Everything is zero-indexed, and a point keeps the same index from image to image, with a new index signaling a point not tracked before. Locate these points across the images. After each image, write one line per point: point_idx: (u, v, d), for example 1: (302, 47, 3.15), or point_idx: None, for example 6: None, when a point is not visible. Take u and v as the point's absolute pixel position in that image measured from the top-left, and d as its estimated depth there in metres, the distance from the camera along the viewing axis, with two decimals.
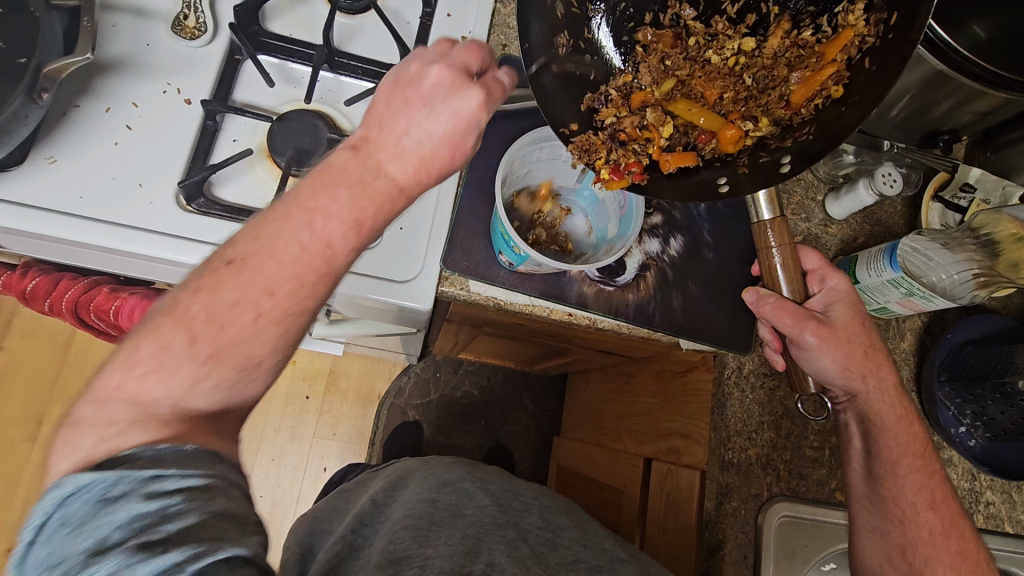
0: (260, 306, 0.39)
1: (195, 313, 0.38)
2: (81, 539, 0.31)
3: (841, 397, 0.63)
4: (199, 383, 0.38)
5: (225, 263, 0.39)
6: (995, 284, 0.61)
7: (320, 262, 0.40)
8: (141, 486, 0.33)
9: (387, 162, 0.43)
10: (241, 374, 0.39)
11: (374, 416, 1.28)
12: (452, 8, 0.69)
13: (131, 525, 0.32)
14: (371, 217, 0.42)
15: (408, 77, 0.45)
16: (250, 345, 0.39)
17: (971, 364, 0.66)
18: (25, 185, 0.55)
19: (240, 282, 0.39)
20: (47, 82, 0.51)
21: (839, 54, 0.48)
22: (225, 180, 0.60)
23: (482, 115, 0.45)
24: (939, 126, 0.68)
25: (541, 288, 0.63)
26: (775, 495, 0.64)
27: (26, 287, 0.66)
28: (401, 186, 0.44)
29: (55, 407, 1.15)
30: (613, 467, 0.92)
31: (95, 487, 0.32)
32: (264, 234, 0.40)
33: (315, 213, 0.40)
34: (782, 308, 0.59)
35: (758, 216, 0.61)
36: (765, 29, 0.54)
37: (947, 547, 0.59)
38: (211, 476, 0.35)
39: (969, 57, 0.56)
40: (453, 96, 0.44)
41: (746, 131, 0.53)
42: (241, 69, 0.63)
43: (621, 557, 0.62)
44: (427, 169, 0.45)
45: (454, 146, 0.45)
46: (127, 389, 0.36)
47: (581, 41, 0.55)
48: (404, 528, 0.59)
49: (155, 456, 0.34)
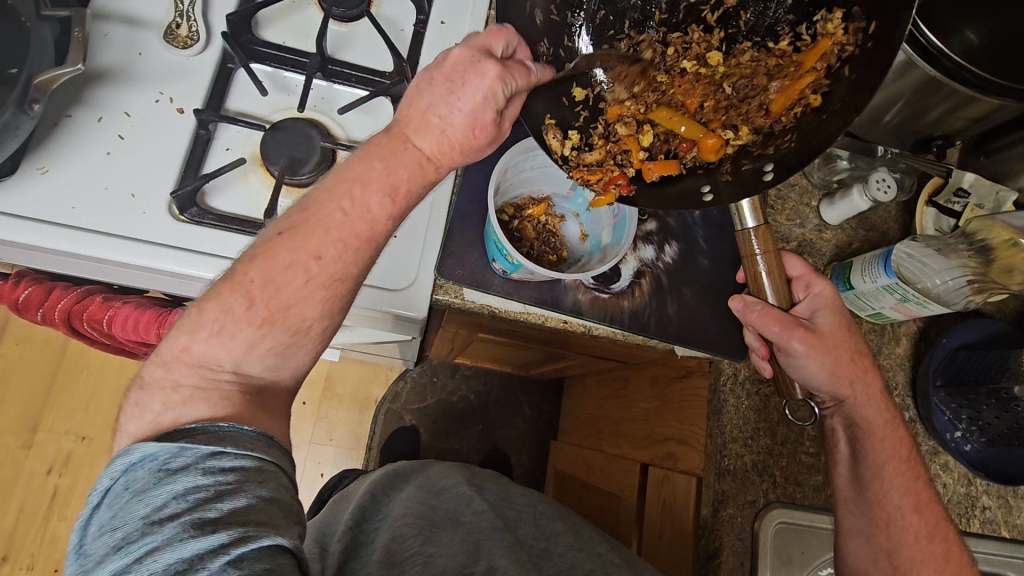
0: (309, 269, 0.43)
1: (252, 278, 0.42)
2: (143, 504, 0.34)
3: (829, 404, 0.62)
4: (255, 346, 0.42)
5: (277, 234, 0.43)
6: (990, 290, 0.62)
7: (363, 225, 0.45)
8: (200, 460, 0.36)
9: (414, 133, 0.47)
10: (292, 338, 0.44)
11: (371, 420, 1.27)
12: (446, 16, 0.69)
13: (186, 496, 0.34)
14: (405, 182, 0.46)
15: (434, 58, 0.47)
16: (302, 307, 0.43)
17: (966, 369, 0.67)
18: (17, 194, 0.54)
19: (292, 248, 0.43)
20: (37, 93, 0.51)
21: (818, 63, 0.48)
22: (217, 189, 0.60)
23: (498, 88, 0.45)
24: (933, 132, 0.69)
25: (535, 295, 0.63)
26: (772, 501, 0.64)
27: (19, 297, 0.64)
28: (430, 156, 0.47)
29: (50, 414, 1.15)
30: (610, 471, 0.91)
31: (160, 457, 0.36)
32: (310, 205, 0.44)
33: (354, 184, 0.45)
34: (769, 316, 0.59)
35: (741, 224, 0.59)
36: (746, 38, 0.55)
37: (932, 551, 0.59)
38: (261, 460, 0.38)
39: (961, 62, 0.56)
40: (469, 73, 0.45)
41: (728, 139, 0.52)
42: (234, 78, 0.63)
43: (616, 561, 0.62)
44: (451, 141, 0.47)
45: (474, 122, 0.46)
46: (194, 350, 0.41)
47: (561, 50, 0.55)
48: (406, 526, 0.59)
49: (216, 434, 0.38)
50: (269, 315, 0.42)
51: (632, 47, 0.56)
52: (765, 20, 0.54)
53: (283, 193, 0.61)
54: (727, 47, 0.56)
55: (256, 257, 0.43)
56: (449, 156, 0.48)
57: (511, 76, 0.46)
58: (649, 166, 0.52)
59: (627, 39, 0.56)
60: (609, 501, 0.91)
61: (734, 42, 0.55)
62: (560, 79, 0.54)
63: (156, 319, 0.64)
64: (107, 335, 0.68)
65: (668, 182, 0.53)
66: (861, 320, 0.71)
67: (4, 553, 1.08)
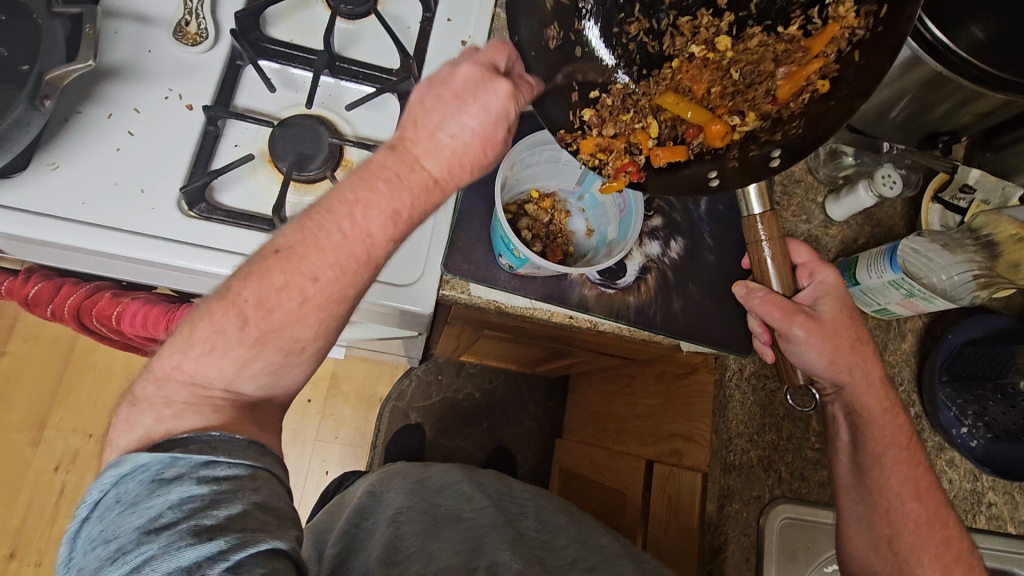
0: (304, 291, 0.43)
1: (246, 297, 0.42)
2: (137, 515, 0.34)
3: (830, 390, 0.63)
4: (248, 363, 0.43)
5: (273, 251, 0.43)
6: (995, 285, 0.62)
7: (361, 249, 0.44)
8: (193, 470, 0.36)
9: (423, 153, 0.47)
10: (285, 358, 0.44)
11: (376, 419, 1.28)
12: (452, 13, 0.70)
13: (181, 505, 0.35)
14: (409, 206, 0.46)
15: (441, 79, 0.48)
16: (294, 327, 0.43)
17: (974, 365, 0.66)
18: (28, 190, 0.55)
19: (289, 269, 0.42)
20: (48, 89, 0.51)
21: (827, 49, 0.48)
22: (226, 185, 0.60)
23: (510, 106, 0.48)
24: (939, 127, 0.68)
25: (542, 290, 0.63)
26: (777, 496, 0.64)
27: (28, 293, 0.65)
28: (436, 177, 0.47)
29: (56, 412, 1.15)
30: (615, 469, 0.92)
31: (153, 468, 0.36)
32: (310, 223, 0.44)
33: (358, 205, 0.44)
34: (771, 301, 0.60)
35: (748, 210, 0.59)
36: (757, 22, 0.55)
37: (932, 536, 0.60)
38: (254, 467, 0.39)
39: (966, 58, 0.57)
40: (482, 91, 0.47)
41: (735, 125, 0.53)
42: (242, 75, 0.64)
43: (619, 554, 0.62)
44: (460, 160, 0.48)
45: (485, 139, 0.48)
46: (185, 369, 0.42)
47: (572, 33, 0.55)
48: (410, 522, 0.60)
49: (208, 443, 0.38)
50: (261, 335, 0.42)
51: (643, 32, 0.57)
52: (776, 4, 0.54)
53: (291, 188, 0.61)
54: (737, 31, 0.55)
55: (252, 276, 0.42)
56: (457, 174, 0.49)
57: (521, 93, 0.49)
58: (657, 154, 0.53)
59: (638, 22, 0.56)
60: (615, 499, 0.91)
61: (744, 26, 0.55)
62: (570, 62, 0.54)
63: (164, 314, 0.65)
64: (116, 330, 0.69)
65: (676, 168, 0.54)
66: (868, 316, 0.71)
67: (11, 550, 1.09)
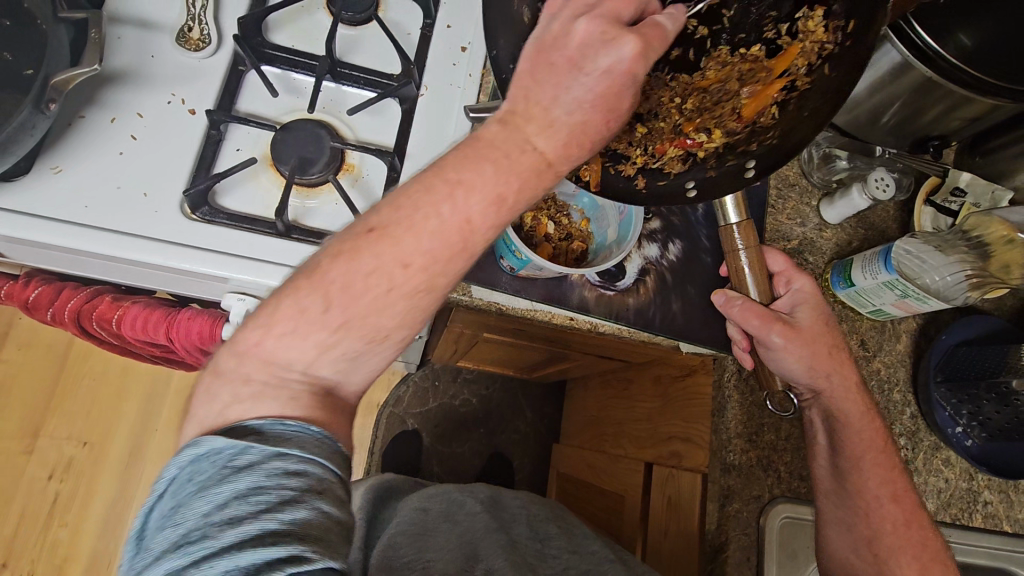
0: (393, 278, 0.37)
1: (332, 279, 0.37)
2: (206, 501, 0.32)
3: (807, 395, 0.64)
4: (332, 346, 0.38)
5: (367, 230, 0.37)
6: (988, 285, 0.63)
7: (458, 237, 0.37)
8: (264, 460, 0.34)
9: (533, 130, 0.39)
10: (367, 345, 0.39)
11: (373, 424, 1.26)
12: (451, 20, 0.71)
13: (248, 500, 0.32)
14: (515, 191, 0.38)
15: (553, 36, 0.38)
16: (378, 317, 0.38)
17: (966, 365, 0.67)
18: (30, 193, 0.55)
19: (381, 252, 0.37)
20: (54, 93, 0.51)
21: (788, 70, 0.51)
22: (229, 189, 0.61)
23: (637, 67, 0.38)
24: (930, 131, 0.70)
25: (542, 292, 0.64)
26: (776, 496, 0.65)
27: (29, 297, 0.65)
28: (550, 159, 0.39)
29: (51, 418, 1.14)
30: (615, 472, 0.92)
31: (226, 452, 0.34)
32: (404, 199, 0.37)
33: (460, 186, 0.37)
34: (749, 309, 0.61)
35: (724, 220, 0.61)
36: (729, 36, 0.55)
37: (909, 536, 0.60)
38: (323, 468, 0.35)
39: (957, 64, 0.58)
40: (604, 51, 0.37)
41: (702, 142, 0.54)
42: (245, 80, 0.65)
43: (610, 559, 0.64)
44: (579, 141, 0.40)
45: (603, 106, 0.39)
46: (266, 347, 0.37)
47: None
48: (400, 536, 0.58)
49: (282, 435, 0.36)
50: (345, 320, 0.37)
51: None
52: (749, 16, 0.55)
53: (294, 192, 0.62)
54: (708, 45, 0.56)
55: (344, 254, 0.37)
56: (575, 153, 0.40)
57: (651, 49, 0.38)
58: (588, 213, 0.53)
59: None
60: (615, 503, 0.91)
61: (718, 40, 0.56)
62: None
63: (165, 318, 0.65)
64: (116, 335, 0.69)
65: (652, 186, 0.53)
66: (863, 317, 0.72)
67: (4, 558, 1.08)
